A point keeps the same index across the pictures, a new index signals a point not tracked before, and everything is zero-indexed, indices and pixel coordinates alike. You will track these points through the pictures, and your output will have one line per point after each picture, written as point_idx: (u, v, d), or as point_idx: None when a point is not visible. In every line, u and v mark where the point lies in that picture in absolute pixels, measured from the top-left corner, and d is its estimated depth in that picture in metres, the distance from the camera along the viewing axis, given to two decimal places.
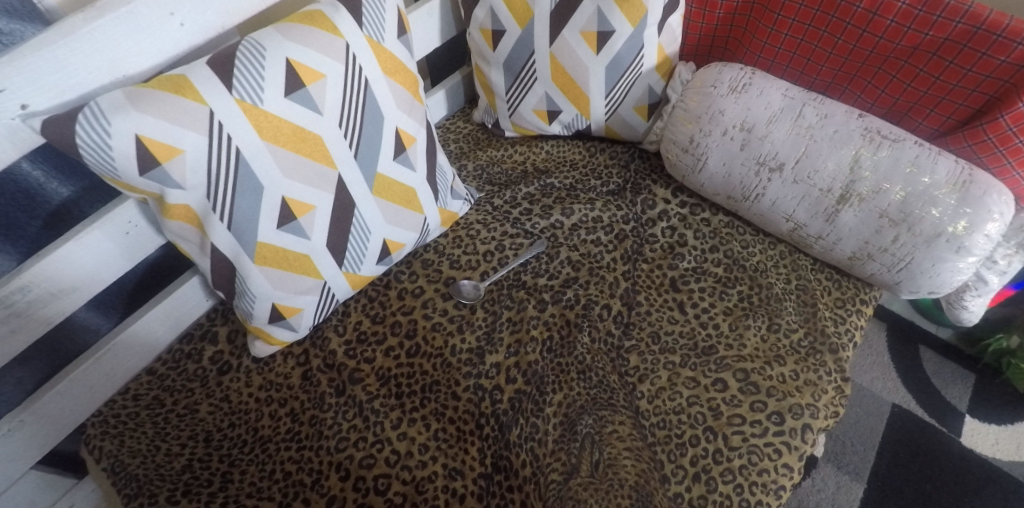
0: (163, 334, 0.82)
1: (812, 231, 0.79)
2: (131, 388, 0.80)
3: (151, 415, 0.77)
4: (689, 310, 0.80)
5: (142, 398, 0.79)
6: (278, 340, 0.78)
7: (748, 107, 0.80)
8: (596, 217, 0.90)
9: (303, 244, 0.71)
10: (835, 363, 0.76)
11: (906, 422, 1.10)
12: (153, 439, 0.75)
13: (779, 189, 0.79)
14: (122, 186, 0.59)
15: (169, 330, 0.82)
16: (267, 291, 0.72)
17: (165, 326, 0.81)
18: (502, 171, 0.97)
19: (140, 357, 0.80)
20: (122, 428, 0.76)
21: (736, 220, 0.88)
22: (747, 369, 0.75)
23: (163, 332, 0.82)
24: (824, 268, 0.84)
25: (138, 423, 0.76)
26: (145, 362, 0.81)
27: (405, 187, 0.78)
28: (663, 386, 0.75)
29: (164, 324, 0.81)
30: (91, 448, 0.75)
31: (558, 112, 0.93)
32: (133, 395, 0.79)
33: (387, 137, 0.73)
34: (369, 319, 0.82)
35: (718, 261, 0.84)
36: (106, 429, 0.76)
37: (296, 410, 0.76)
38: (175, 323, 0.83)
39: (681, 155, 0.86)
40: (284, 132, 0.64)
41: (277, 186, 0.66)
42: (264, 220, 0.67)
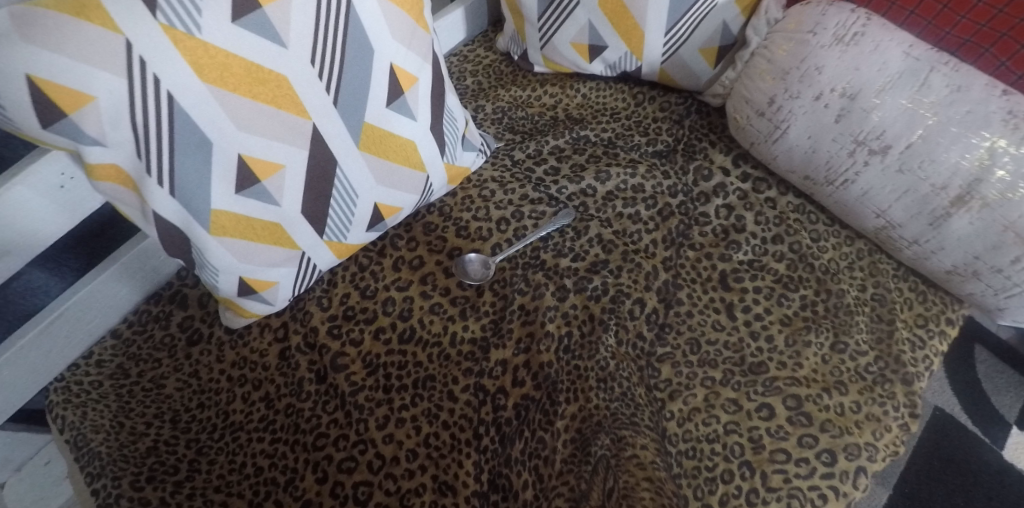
0: (126, 293, 0.72)
1: (906, 234, 0.64)
2: (94, 352, 0.71)
3: (115, 386, 0.69)
4: (739, 315, 0.67)
5: (106, 366, 0.70)
6: (252, 313, 0.67)
7: (851, 66, 0.61)
8: (637, 185, 0.74)
9: (271, 211, 0.57)
10: (905, 396, 0.64)
11: (945, 427, 1.00)
12: (116, 414, 0.66)
13: (876, 178, 0.63)
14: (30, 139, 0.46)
15: (134, 289, 0.72)
16: (231, 264, 0.59)
17: (129, 285, 0.71)
18: (528, 115, 0.80)
19: (101, 319, 0.71)
20: (85, 398, 0.67)
21: (808, 204, 0.72)
22: (801, 396, 0.62)
23: (126, 292, 0.72)
24: (908, 275, 0.70)
25: (102, 395, 0.68)
26: (108, 323, 0.72)
27: (402, 140, 0.62)
28: (697, 407, 0.63)
29: (127, 283, 0.71)
30: (54, 416, 0.67)
31: (603, 48, 0.74)
32: (96, 361, 0.70)
33: (378, 77, 0.57)
34: (358, 293, 0.70)
35: (781, 255, 0.69)
36: (69, 397, 0.67)
37: (270, 395, 0.67)
38: (140, 282, 0.72)
39: (754, 118, 0.68)
40: (235, 72, 0.48)
41: (232, 142, 0.51)
42: (219, 183, 0.53)
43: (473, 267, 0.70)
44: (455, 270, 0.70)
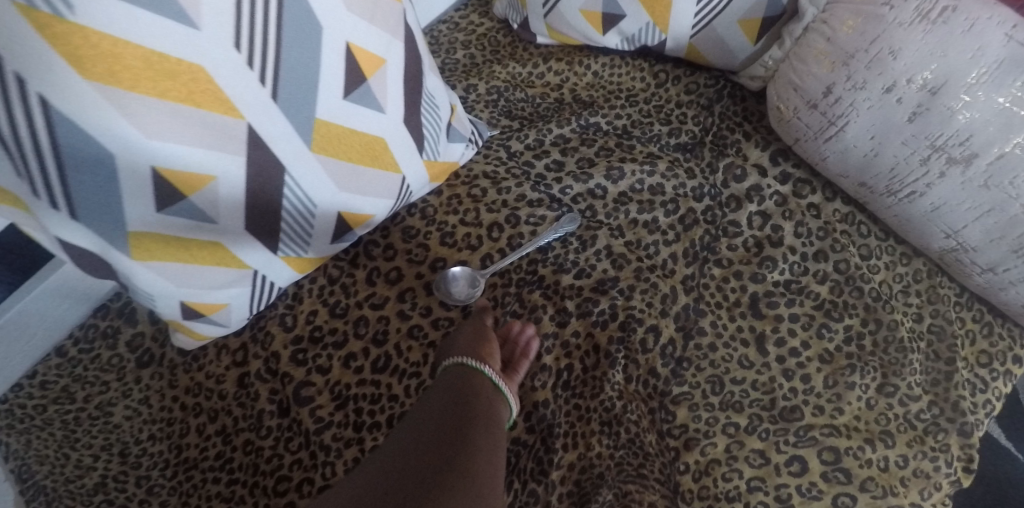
0: (68, 307, 0.63)
1: (981, 260, 0.53)
2: (37, 372, 0.62)
3: (60, 412, 0.60)
4: (770, 350, 0.56)
5: (50, 388, 0.62)
6: (204, 336, 0.58)
7: (934, 51, 0.49)
8: (656, 185, 0.62)
9: (207, 229, 0.47)
10: (960, 449, 0.54)
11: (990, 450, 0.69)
12: (61, 445, 0.58)
13: (950, 192, 0.51)
14: None
15: (78, 302, 0.63)
16: (167, 290, 0.50)
17: (71, 298, 0.62)
18: (527, 97, 0.68)
19: (42, 336, 0.62)
20: (29, 425, 0.59)
21: (858, 213, 0.61)
22: (839, 449, 0.52)
23: (68, 306, 0.63)
24: (971, 302, 0.59)
25: (46, 421, 0.60)
26: (50, 340, 0.63)
27: (369, 137, 0.51)
28: (717, 458, 0.53)
29: (68, 296, 0.62)
30: None
31: (620, 18, 0.62)
32: (39, 383, 0.62)
33: (331, 61, 0.45)
34: (326, 310, 0.60)
35: (825, 276, 0.59)
36: (11, 423, 0.60)
37: (228, 429, 0.58)
38: (84, 294, 0.63)
39: (804, 110, 0.56)
40: (130, 65, 0.36)
41: (139, 152, 0.40)
42: (134, 202, 0.42)
43: (457, 287, 0.59)
44: (436, 292, 0.59)
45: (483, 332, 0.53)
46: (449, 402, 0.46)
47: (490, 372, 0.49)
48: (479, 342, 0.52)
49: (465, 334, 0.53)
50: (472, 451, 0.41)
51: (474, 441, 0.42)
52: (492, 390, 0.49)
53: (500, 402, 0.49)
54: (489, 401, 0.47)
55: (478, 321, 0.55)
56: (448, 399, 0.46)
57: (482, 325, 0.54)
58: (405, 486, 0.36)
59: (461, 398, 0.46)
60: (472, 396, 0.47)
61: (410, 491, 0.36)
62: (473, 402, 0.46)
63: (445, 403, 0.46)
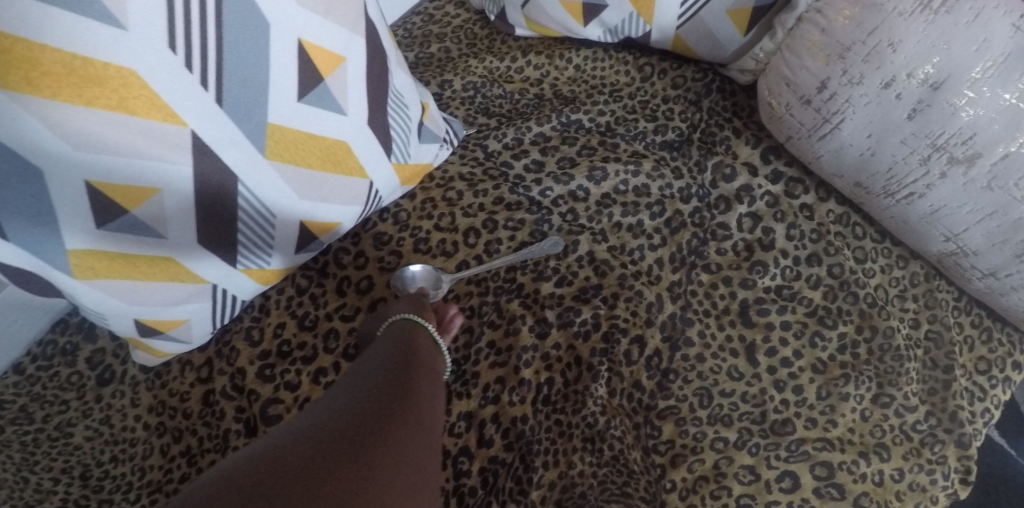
0: (24, 323, 0.60)
1: (983, 264, 0.50)
2: None
3: (17, 433, 0.57)
4: (760, 360, 0.54)
5: (7, 408, 0.58)
6: (165, 353, 0.55)
7: (936, 42, 0.45)
8: (641, 186, 0.59)
9: (155, 244, 0.43)
10: (958, 460, 0.52)
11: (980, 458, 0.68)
12: (20, 467, 0.55)
13: (952, 193, 0.48)
14: None
15: (35, 318, 0.60)
16: (117, 308, 0.46)
17: (26, 314, 0.59)
18: (505, 93, 0.64)
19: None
20: None
21: (853, 214, 0.58)
22: (833, 464, 0.50)
23: (24, 322, 0.60)
24: (969, 306, 0.56)
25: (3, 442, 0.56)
26: (5, 359, 0.60)
27: (330, 141, 0.47)
28: (705, 475, 0.50)
29: (22, 313, 0.59)
30: None
31: (601, 8, 0.58)
32: None
33: (282, 60, 0.41)
34: (295, 323, 0.57)
35: (818, 281, 0.56)
36: None
37: (193, 450, 0.55)
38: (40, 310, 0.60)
39: (796, 107, 0.53)
40: (49, 71, 0.33)
41: (68, 165, 0.36)
42: (68, 218, 0.39)
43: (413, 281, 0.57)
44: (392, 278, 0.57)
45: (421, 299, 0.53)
46: (393, 352, 0.47)
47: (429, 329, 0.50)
48: (419, 304, 0.53)
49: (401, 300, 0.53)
50: (416, 392, 0.43)
51: (418, 387, 0.43)
52: (433, 346, 0.50)
53: (441, 358, 0.50)
54: (431, 355, 0.49)
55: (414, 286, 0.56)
56: (393, 349, 0.47)
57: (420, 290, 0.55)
58: (350, 419, 0.37)
59: (405, 348, 0.47)
60: (417, 346, 0.48)
61: (355, 425, 0.37)
62: (417, 352, 0.47)
63: (391, 350, 0.47)
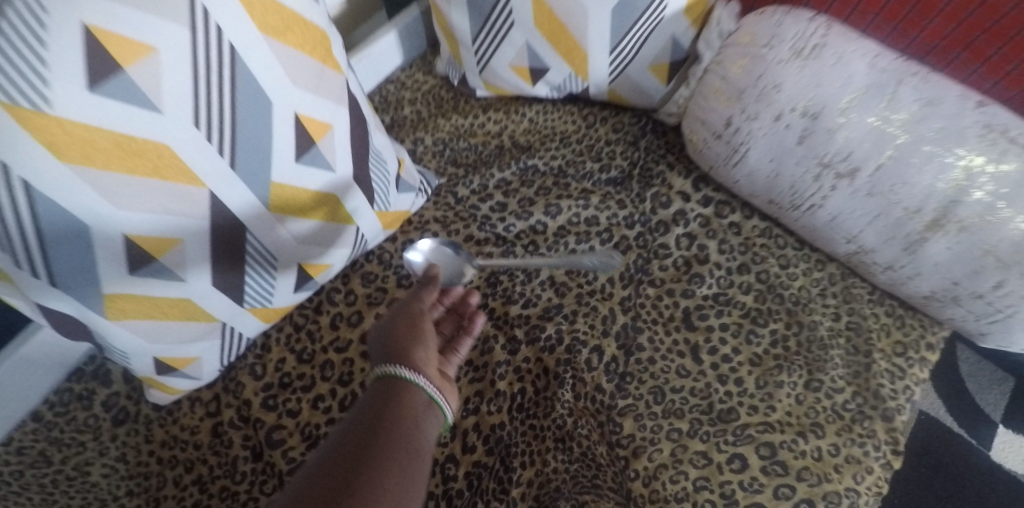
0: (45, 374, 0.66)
1: (882, 259, 0.59)
2: (14, 438, 0.65)
3: (37, 476, 0.62)
4: (704, 358, 0.61)
5: (27, 453, 0.64)
6: (178, 389, 0.62)
7: (810, 82, 0.56)
8: (590, 217, 0.68)
9: (176, 287, 0.51)
10: (887, 433, 0.59)
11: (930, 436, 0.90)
12: None
13: (845, 202, 0.57)
14: None
15: (53, 368, 0.67)
16: (141, 346, 0.54)
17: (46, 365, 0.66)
18: (470, 146, 0.74)
19: (17, 403, 0.65)
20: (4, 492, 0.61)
21: (775, 227, 0.67)
22: (774, 443, 0.57)
23: (45, 372, 0.66)
24: (884, 298, 0.65)
25: (22, 486, 0.61)
26: (27, 407, 0.66)
27: (321, 194, 0.56)
28: (664, 463, 0.57)
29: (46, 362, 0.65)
30: None
31: (545, 71, 0.69)
32: (16, 449, 0.64)
33: (282, 130, 0.51)
34: (293, 357, 0.64)
35: (749, 286, 0.64)
36: None
37: (204, 478, 0.60)
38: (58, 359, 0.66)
39: (710, 141, 0.63)
40: (103, 148, 0.42)
41: (111, 223, 0.45)
42: (106, 267, 0.47)
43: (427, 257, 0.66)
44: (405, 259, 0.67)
45: (418, 328, 0.52)
46: (368, 423, 0.44)
47: (422, 382, 0.47)
48: (410, 346, 0.50)
49: (400, 324, 0.52)
50: (384, 478, 0.40)
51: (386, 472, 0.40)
52: (424, 403, 0.47)
53: (431, 414, 0.47)
54: (413, 416, 0.45)
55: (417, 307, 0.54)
56: (366, 420, 0.44)
57: (421, 315, 0.53)
58: None
59: (387, 413, 0.44)
60: (400, 409, 0.45)
61: None
62: (394, 422, 0.44)
63: (371, 417, 0.44)
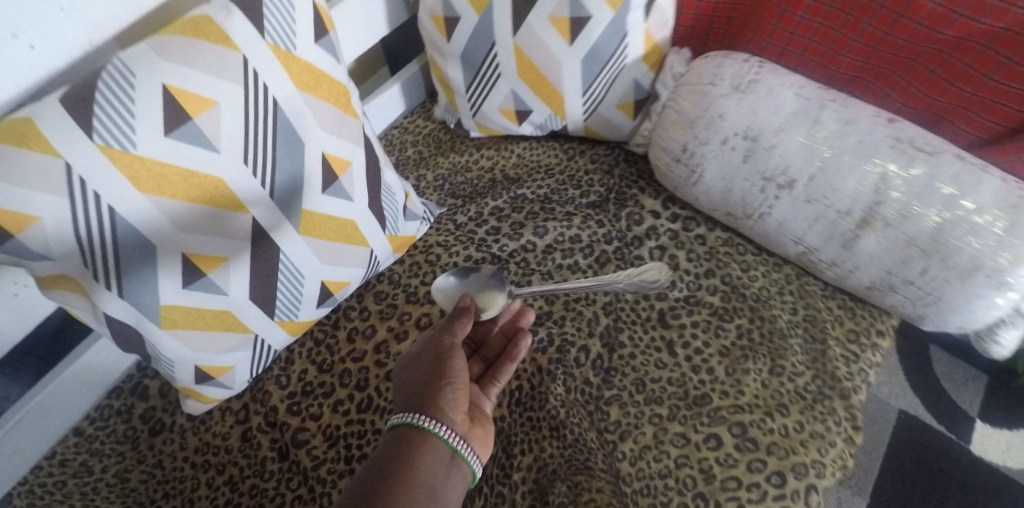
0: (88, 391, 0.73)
1: (825, 257, 0.68)
2: (57, 452, 0.71)
3: (79, 485, 0.69)
4: (679, 351, 0.70)
5: (69, 465, 0.70)
6: (212, 399, 0.69)
7: (748, 110, 0.67)
8: (574, 235, 0.78)
9: (220, 301, 0.60)
10: (845, 410, 0.67)
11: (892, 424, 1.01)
12: None
13: (788, 209, 0.67)
14: (50, 283, 0.53)
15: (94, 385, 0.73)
16: (186, 354, 0.62)
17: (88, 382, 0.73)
18: (466, 180, 0.84)
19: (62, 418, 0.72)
20: (48, 501, 0.68)
21: (735, 237, 0.77)
22: (744, 423, 0.65)
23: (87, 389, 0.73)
24: (836, 294, 0.73)
25: (65, 495, 0.68)
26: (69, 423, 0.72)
27: (341, 221, 0.66)
28: (647, 444, 0.65)
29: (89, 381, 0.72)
30: None
31: (529, 112, 0.79)
32: (59, 461, 0.70)
33: (311, 165, 0.61)
34: (315, 368, 0.72)
35: (715, 288, 0.73)
36: (33, 500, 0.68)
37: (235, 478, 0.67)
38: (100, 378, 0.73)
39: (672, 164, 0.74)
40: (172, 181, 0.52)
41: (174, 243, 0.54)
42: (165, 282, 0.56)
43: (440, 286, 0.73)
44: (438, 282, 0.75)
45: (444, 373, 0.57)
46: (389, 467, 0.52)
47: (443, 433, 0.54)
48: (436, 393, 0.56)
49: (428, 365, 0.58)
50: None
51: None
52: (445, 453, 0.54)
53: (451, 463, 0.54)
54: (430, 469, 0.52)
55: (446, 347, 0.59)
56: (388, 464, 0.52)
57: (449, 356, 0.58)
58: None
59: (407, 460, 0.52)
60: (419, 458, 0.52)
61: None
62: (412, 471, 0.51)
63: (393, 462, 0.52)
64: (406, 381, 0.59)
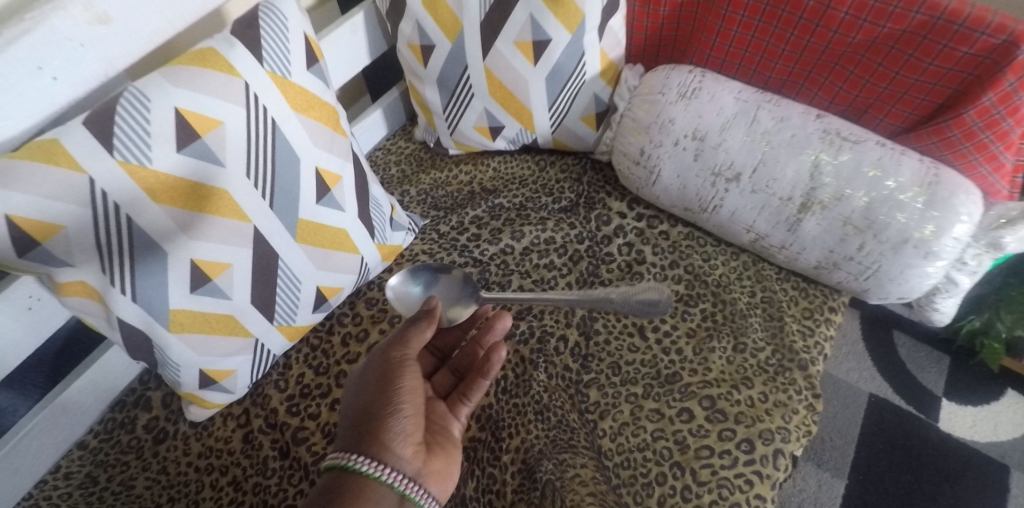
0: (92, 405, 0.76)
1: (775, 241, 0.75)
2: (62, 466, 0.74)
3: (84, 495, 0.71)
4: (650, 335, 0.76)
5: (74, 477, 0.73)
6: (214, 404, 0.73)
7: (695, 114, 0.75)
8: (548, 238, 0.84)
9: (224, 305, 0.65)
10: (805, 380, 0.72)
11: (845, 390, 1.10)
12: None
13: (737, 200, 0.75)
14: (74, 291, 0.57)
15: (99, 399, 0.77)
16: (191, 358, 0.66)
17: (93, 395, 0.76)
18: (447, 194, 0.91)
19: (68, 432, 0.75)
20: None
21: (696, 231, 0.84)
22: (713, 396, 0.71)
23: (92, 402, 0.76)
24: (789, 276, 0.80)
25: (71, 505, 0.71)
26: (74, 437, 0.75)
27: (334, 229, 0.72)
28: (626, 421, 0.71)
29: (94, 395, 0.76)
30: None
31: (501, 128, 0.87)
32: (65, 474, 0.73)
33: (306, 178, 0.67)
34: (312, 371, 0.77)
35: (680, 277, 0.80)
36: None
37: (238, 478, 0.71)
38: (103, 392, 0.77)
39: (633, 167, 0.81)
40: (183, 193, 0.58)
41: (184, 250, 0.60)
42: (175, 286, 0.61)
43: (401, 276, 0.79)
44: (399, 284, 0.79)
45: (393, 404, 0.57)
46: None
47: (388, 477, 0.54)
48: (378, 430, 0.55)
49: (375, 392, 0.58)
50: None
51: None
52: (389, 494, 0.54)
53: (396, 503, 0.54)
54: None
55: (390, 376, 0.59)
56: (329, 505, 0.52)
57: (396, 385, 0.58)
58: None
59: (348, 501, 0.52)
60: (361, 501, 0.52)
61: None
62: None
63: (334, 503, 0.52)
64: (352, 406, 0.59)
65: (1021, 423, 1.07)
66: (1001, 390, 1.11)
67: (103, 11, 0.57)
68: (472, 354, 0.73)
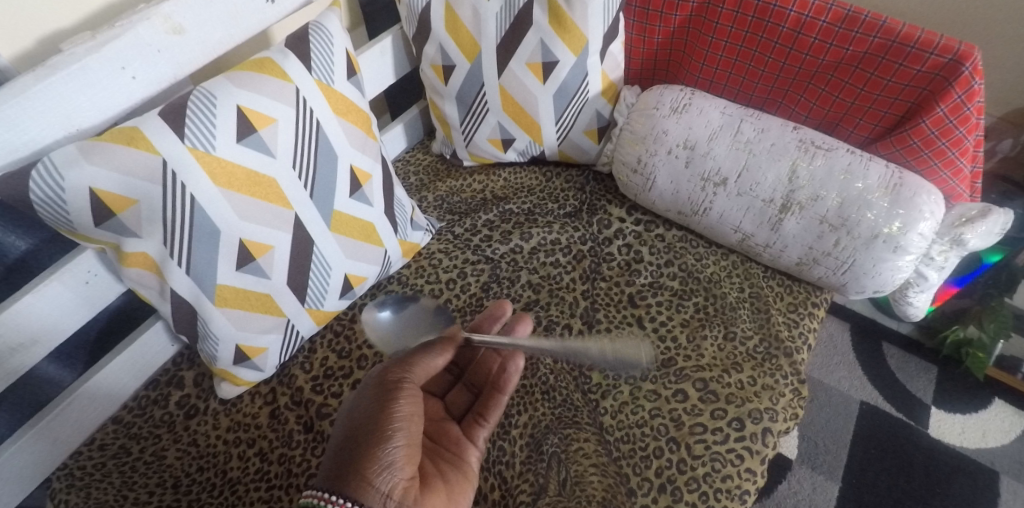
0: (128, 382, 0.82)
1: (760, 240, 0.83)
2: (97, 438, 0.79)
3: (117, 464, 0.76)
4: (647, 324, 0.83)
5: (108, 448, 0.78)
6: (245, 381, 0.79)
7: (685, 126, 0.84)
8: (554, 239, 0.92)
9: (264, 284, 0.72)
10: (790, 366, 0.78)
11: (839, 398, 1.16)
12: (120, 488, 0.73)
13: (725, 203, 0.83)
14: (137, 262, 0.65)
15: (134, 378, 0.82)
16: (230, 333, 0.73)
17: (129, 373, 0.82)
18: (462, 200, 1.00)
19: (105, 407, 0.80)
20: (88, 480, 0.75)
21: (689, 234, 0.92)
22: (706, 379, 0.76)
23: (128, 380, 0.82)
24: (775, 275, 0.87)
25: (105, 474, 0.75)
26: (110, 412, 0.81)
27: (363, 222, 0.80)
28: (625, 400, 0.77)
29: (130, 372, 0.82)
30: (56, 502, 0.73)
31: (512, 140, 0.96)
32: (99, 445, 0.79)
33: (341, 174, 0.75)
34: (335, 355, 0.83)
35: (674, 275, 0.87)
36: (72, 481, 0.75)
37: (264, 449, 0.77)
38: (141, 371, 0.83)
39: (631, 175, 0.89)
40: (238, 178, 0.66)
41: (234, 230, 0.68)
42: (224, 263, 0.68)
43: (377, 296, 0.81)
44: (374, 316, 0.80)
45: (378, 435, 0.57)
46: None
47: None
48: (362, 465, 0.55)
49: (363, 421, 0.58)
50: None
51: None
52: None
53: None
54: None
55: (385, 402, 0.59)
56: None
57: (388, 411, 0.58)
58: None
59: None
60: None
61: None
62: None
63: None
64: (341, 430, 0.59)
65: (1007, 430, 1.12)
66: (987, 399, 1.16)
67: (178, 23, 0.66)
68: (484, 368, 0.76)
